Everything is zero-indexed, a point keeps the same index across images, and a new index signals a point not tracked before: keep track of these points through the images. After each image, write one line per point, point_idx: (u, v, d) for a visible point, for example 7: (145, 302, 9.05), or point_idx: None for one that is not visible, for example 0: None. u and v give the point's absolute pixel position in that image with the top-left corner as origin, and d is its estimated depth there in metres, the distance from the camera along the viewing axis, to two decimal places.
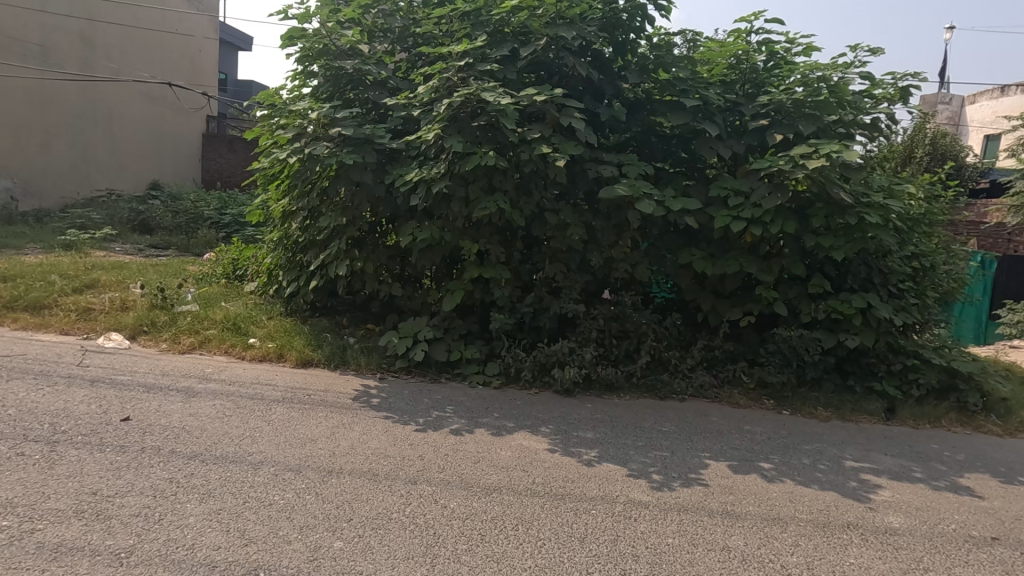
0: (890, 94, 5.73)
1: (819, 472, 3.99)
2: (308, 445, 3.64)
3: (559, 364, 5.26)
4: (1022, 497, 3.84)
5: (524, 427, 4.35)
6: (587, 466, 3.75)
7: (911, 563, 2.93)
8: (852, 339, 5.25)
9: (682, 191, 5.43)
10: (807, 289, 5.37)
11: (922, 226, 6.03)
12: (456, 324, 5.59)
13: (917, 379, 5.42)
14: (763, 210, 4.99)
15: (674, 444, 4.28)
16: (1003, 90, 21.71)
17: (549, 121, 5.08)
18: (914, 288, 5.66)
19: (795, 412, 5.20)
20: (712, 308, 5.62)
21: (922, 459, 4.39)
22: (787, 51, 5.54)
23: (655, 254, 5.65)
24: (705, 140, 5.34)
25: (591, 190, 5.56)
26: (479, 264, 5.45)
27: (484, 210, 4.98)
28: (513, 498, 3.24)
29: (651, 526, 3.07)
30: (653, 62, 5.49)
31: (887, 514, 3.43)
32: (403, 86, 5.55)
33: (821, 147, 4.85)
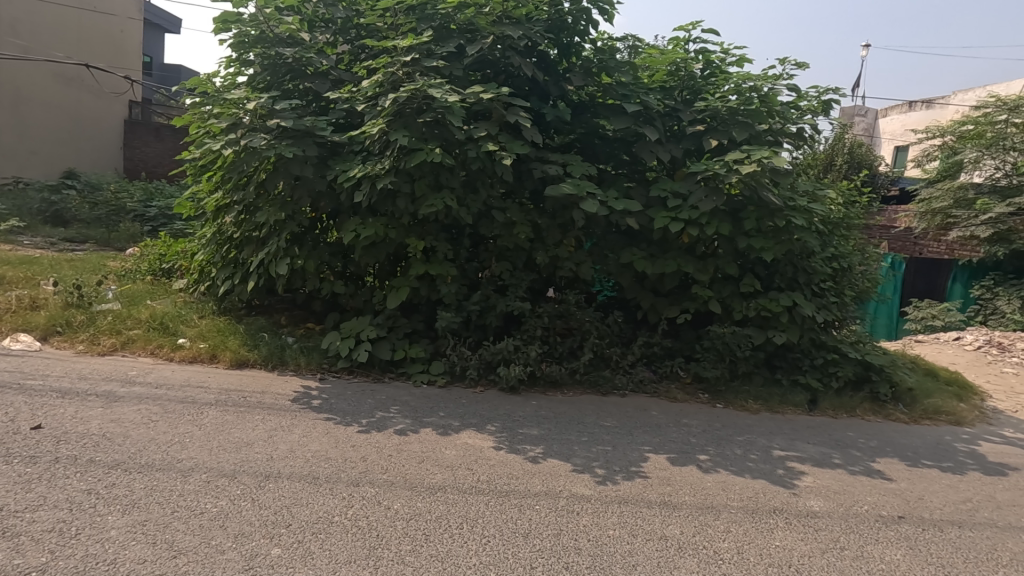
0: (814, 106, 6.11)
1: (749, 461, 4.21)
2: (243, 449, 3.49)
3: (504, 362, 5.30)
4: (925, 479, 4.20)
5: (470, 425, 4.34)
6: (532, 462, 3.81)
7: (829, 543, 3.15)
8: (780, 336, 5.58)
9: (625, 192, 5.58)
10: (739, 288, 5.64)
11: (840, 229, 6.49)
12: (400, 323, 5.52)
13: (836, 372, 5.81)
14: (700, 212, 5.20)
15: (616, 438, 4.41)
16: (911, 105, 23.61)
17: (495, 119, 5.08)
18: (834, 287, 6.07)
19: (727, 405, 5.48)
20: (652, 307, 5.83)
21: (840, 447, 4.72)
22: (722, 60, 5.77)
23: (598, 253, 5.78)
24: (646, 143, 5.50)
25: (537, 189, 5.63)
26: (424, 261, 5.40)
27: (431, 207, 4.94)
28: (458, 496, 3.23)
29: (593, 519, 3.14)
30: (597, 66, 5.60)
31: (809, 499, 3.68)
32: (345, 78, 5.42)
33: (753, 153, 5.09)
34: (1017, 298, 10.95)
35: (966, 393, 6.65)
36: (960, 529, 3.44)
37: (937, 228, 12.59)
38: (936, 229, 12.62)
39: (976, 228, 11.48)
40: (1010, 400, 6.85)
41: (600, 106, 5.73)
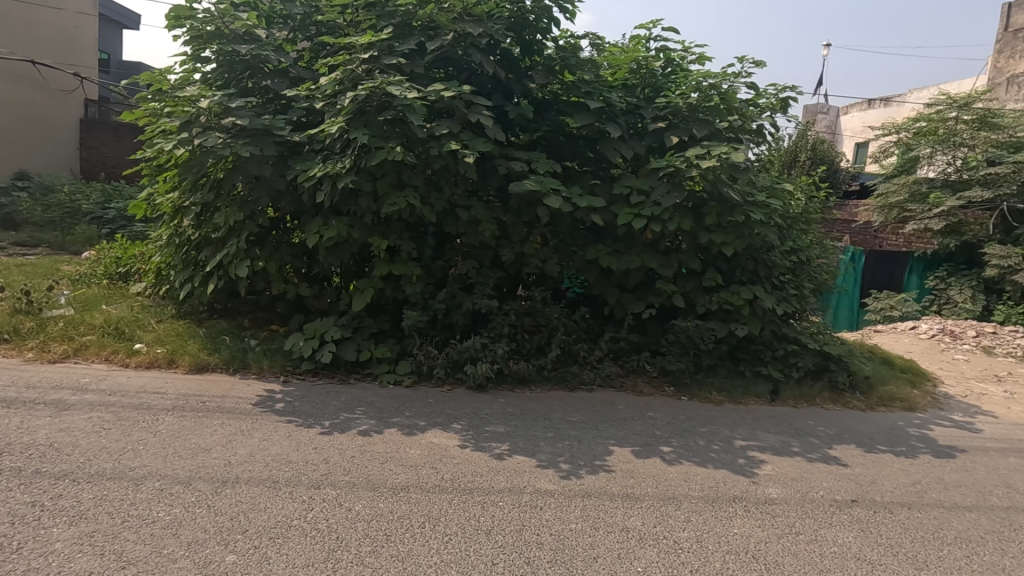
0: (773, 104, 6.26)
1: (711, 452, 4.30)
2: (200, 455, 3.41)
3: (472, 360, 5.30)
4: (878, 463, 4.35)
5: (436, 424, 4.33)
6: (497, 460, 3.81)
7: (785, 528, 3.23)
8: (741, 328, 5.70)
9: (589, 189, 5.62)
10: (702, 282, 5.75)
11: (799, 224, 6.66)
12: (366, 323, 5.47)
13: (797, 362, 5.97)
14: (662, 208, 5.26)
15: (582, 433, 4.45)
16: (870, 103, 24.37)
17: (457, 117, 5.06)
18: (793, 280, 6.23)
19: (692, 398, 5.59)
20: (618, 302, 5.89)
21: (799, 435, 4.85)
22: (683, 59, 5.90)
23: (564, 250, 5.82)
24: (609, 140, 5.57)
25: (501, 187, 5.64)
26: (389, 261, 5.36)
27: (394, 206, 4.90)
28: (421, 496, 3.22)
29: (556, 513, 3.17)
30: (559, 63, 5.63)
31: (768, 486, 3.77)
32: (305, 75, 5.33)
33: (713, 149, 5.16)
34: (968, 288, 11.38)
35: (919, 380, 6.90)
36: (909, 510, 3.58)
37: (894, 221, 13.01)
38: (894, 222, 13.04)
39: (929, 220, 11.88)
40: (961, 386, 7.14)
41: (563, 104, 5.76)
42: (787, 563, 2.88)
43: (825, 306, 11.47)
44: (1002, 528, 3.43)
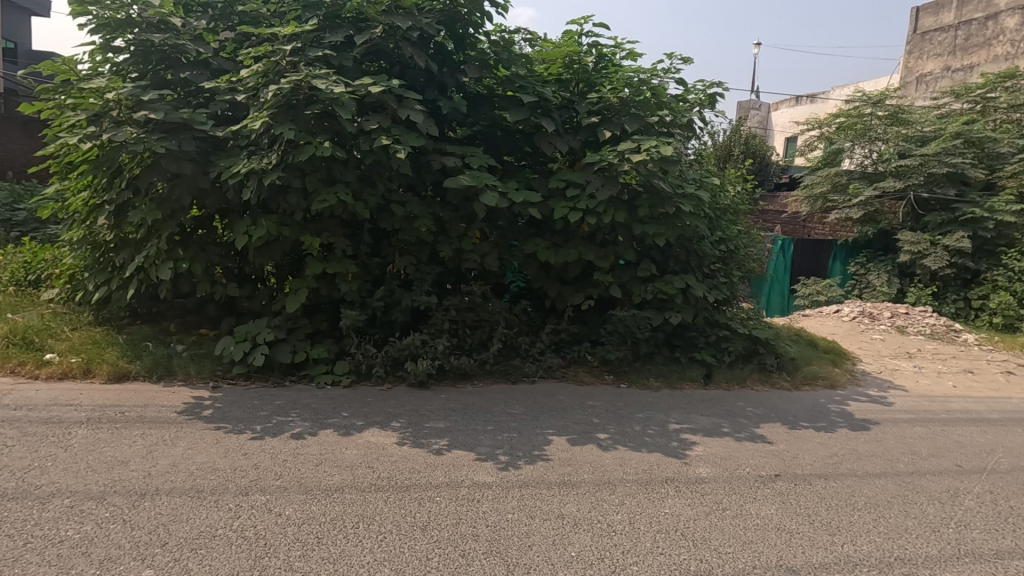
0: (701, 100, 6.48)
1: (647, 436, 4.44)
2: (116, 468, 3.22)
3: (412, 356, 5.26)
4: (801, 439, 4.62)
5: (374, 423, 4.26)
6: (436, 455, 3.80)
7: (712, 505, 3.38)
8: (675, 316, 5.90)
9: (525, 183, 5.66)
10: (637, 273, 5.91)
11: (728, 215, 6.93)
12: (301, 323, 5.32)
13: (728, 347, 6.25)
14: (597, 201, 5.36)
15: (522, 424, 4.49)
16: (797, 100, 25.65)
17: (388, 112, 4.97)
18: (723, 269, 6.51)
19: (630, 385, 5.76)
20: (558, 295, 5.98)
21: (730, 416, 5.09)
22: (614, 54, 5.99)
23: (502, 244, 5.84)
24: (544, 134, 5.60)
25: (437, 182, 5.60)
26: (323, 259, 5.23)
27: (324, 202, 4.77)
28: (356, 496, 3.16)
29: (492, 505, 3.19)
30: (492, 58, 5.62)
31: (699, 466, 3.93)
32: (227, 67, 5.11)
33: (643, 143, 5.28)
34: (885, 273, 12.23)
35: (840, 359, 7.38)
36: (826, 481, 3.82)
37: (819, 211, 13.76)
38: (819, 212, 13.80)
39: (850, 210, 12.67)
40: (876, 363, 7.68)
41: (498, 98, 5.80)
42: (713, 537, 3.00)
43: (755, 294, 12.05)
44: (907, 491, 3.71)
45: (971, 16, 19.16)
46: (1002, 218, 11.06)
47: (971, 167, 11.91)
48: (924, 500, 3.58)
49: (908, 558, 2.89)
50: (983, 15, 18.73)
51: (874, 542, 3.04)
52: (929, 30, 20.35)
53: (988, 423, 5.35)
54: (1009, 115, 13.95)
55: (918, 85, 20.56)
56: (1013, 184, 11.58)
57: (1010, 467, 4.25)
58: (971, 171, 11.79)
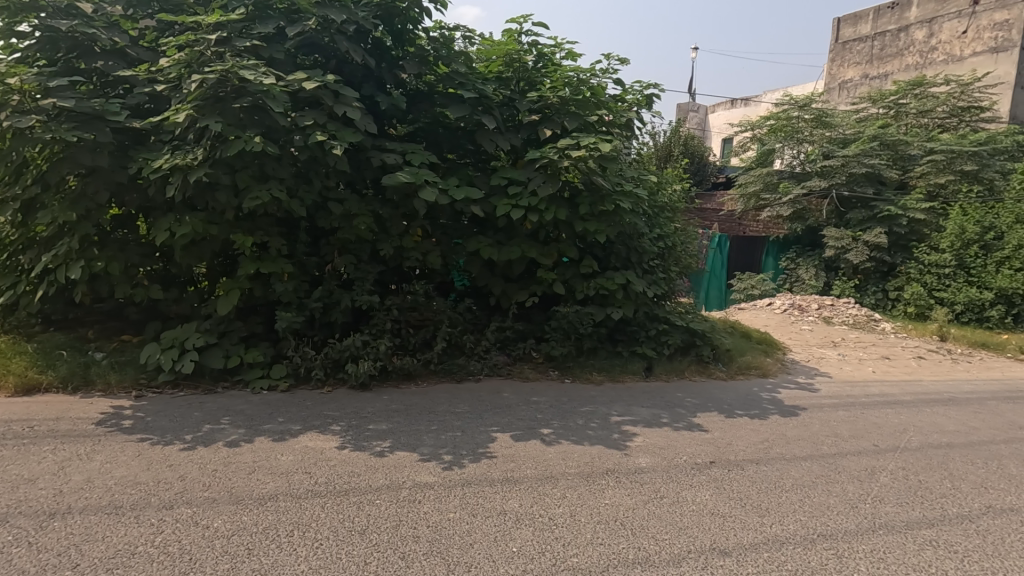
0: (639, 100, 6.64)
1: (589, 430, 4.51)
2: (22, 488, 2.97)
3: (353, 358, 5.13)
4: (734, 426, 4.82)
5: (312, 428, 4.13)
6: (377, 457, 3.72)
7: (650, 493, 3.47)
8: (617, 312, 6.02)
9: (467, 181, 5.62)
10: (579, 269, 5.98)
11: (666, 213, 7.13)
12: (234, 326, 5.09)
13: (667, 340, 6.44)
14: (539, 198, 5.39)
15: (466, 423, 4.47)
16: (732, 102, 26.77)
17: (324, 107, 4.82)
18: (661, 265, 6.70)
19: (574, 380, 5.84)
20: (503, 292, 5.99)
21: (669, 407, 5.25)
22: (554, 54, 6.05)
23: (446, 242, 5.79)
24: (485, 132, 5.58)
25: (377, 179, 5.49)
26: (257, 258, 5.02)
27: (256, 199, 4.58)
28: (291, 503, 3.05)
29: (434, 505, 3.15)
30: (432, 55, 5.58)
31: (639, 457, 4.03)
32: (146, 57, 4.83)
33: (583, 140, 5.34)
34: (812, 267, 13.01)
35: (771, 349, 7.75)
36: (757, 465, 4.00)
37: (753, 209, 14.40)
38: (753, 210, 14.47)
39: (781, 207, 13.34)
40: (804, 352, 8.14)
41: (438, 95, 5.72)
42: (651, 525, 3.08)
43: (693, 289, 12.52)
44: (830, 472, 3.94)
45: (886, 27, 20.56)
46: (914, 215, 11.88)
47: (887, 168, 12.79)
48: (844, 479, 3.81)
49: (830, 534, 3.06)
50: (895, 27, 20.18)
51: (799, 521, 3.20)
52: (849, 39, 21.71)
53: (901, 405, 5.76)
54: (918, 120, 15.07)
55: (840, 91, 21.88)
56: (923, 184, 12.52)
57: (920, 444, 4.58)
58: (886, 172, 12.65)
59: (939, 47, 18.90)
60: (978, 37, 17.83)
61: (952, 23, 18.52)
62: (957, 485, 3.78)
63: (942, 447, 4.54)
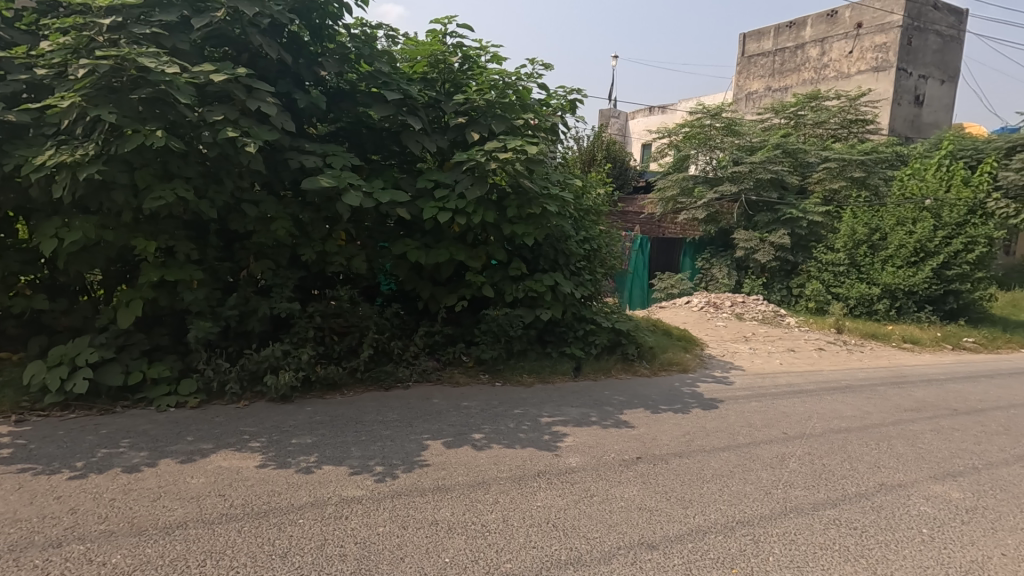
0: (563, 105, 6.76)
1: (520, 433, 4.52)
2: None
3: (272, 369, 4.85)
4: (659, 421, 5.01)
5: (227, 446, 3.86)
6: (301, 474, 3.53)
7: (581, 493, 3.53)
8: (546, 313, 6.09)
9: (393, 183, 5.48)
10: (508, 272, 6.01)
11: (592, 215, 7.30)
12: (136, 339, 4.67)
13: (595, 340, 6.60)
14: (466, 201, 5.33)
15: (395, 431, 4.34)
16: (650, 110, 27.99)
17: (235, 102, 4.52)
18: (588, 266, 6.85)
19: (505, 382, 5.85)
20: (431, 296, 5.92)
21: (597, 405, 5.36)
22: (479, 57, 6.03)
23: (371, 246, 5.62)
24: (410, 133, 5.45)
25: (296, 180, 5.23)
26: (161, 265, 4.63)
27: (158, 199, 4.20)
28: (203, 530, 2.82)
29: (362, 520, 3.03)
30: (353, 53, 5.39)
31: (569, 457, 4.09)
32: (21, 40, 4.37)
33: (509, 143, 5.34)
34: (725, 267, 13.89)
35: (690, 346, 8.16)
36: (680, 458, 4.17)
37: (671, 212, 15.21)
38: (671, 213, 15.27)
39: (696, 211, 14.20)
40: (720, 347, 8.63)
41: (360, 94, 5.51)
42: (582, 524, 3.13)
43: (618, 288, 12.93)
44: (745, 461, 4.18)
45: (785, 44, 22.26)
46: (812, 218, 12.97)
47: (788, 174, 13.84)
48: (758, 467, 4.05)
49: (747, 521, 3.23)
50: (793, 45, 21.92)
51: (719, 509, 3.37)
52: (754, 54, 23.32)
53: (805, 394, 6.22)
54: (815, 130, 16.42)
55: (747, 102, 23.45)
56: (820, 189, 13.66)
57: (822, 430, 4.97)
58: (788, 178, 13.69)
59: (830, 64, 20.72)
60: (862, 57, 19.71)
61: (840, 43, 20.36)
62: (855, 466, 4.13)
63: (841, 431, 4.95)
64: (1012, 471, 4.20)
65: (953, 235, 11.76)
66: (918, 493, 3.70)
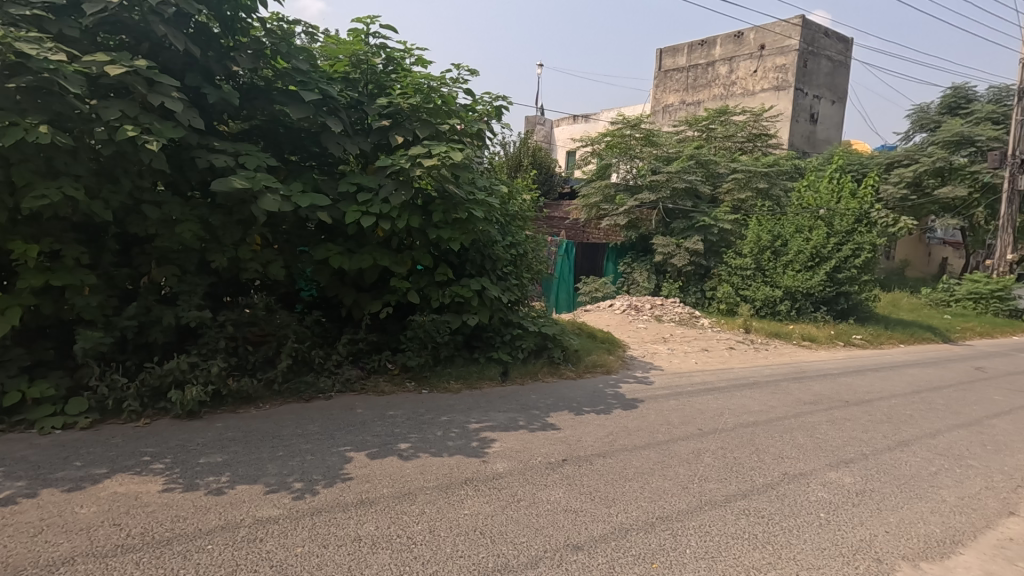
0: (488, 111, 6.79)
1: (447, 440, 4.46)
2: None
3: (177, 384, 4.50)
4: (583, 423, 5.13)
5: (125, 469, 3.53)
6: (211, 495, 3.29)
7: (508, 498, 3.53)
8: (472, 318, 6.06)
9: (312, 185, 5.25)
10: (434, 277, 5.95)
11: (518, 221, 7.37)
12: (14, 355, 4.19)
13: (521, 344, 6.67)
14: (390, 205, 5.20)
15: (316, 445, 4.15)
16: (574, 118, 28.76)
17: (134, 96, 4.16)
18: (514, 271, 6.89)
19: (431, 389, 5.76)
20: (355, 303, 5.78)
21: (524, 410, 5.41)
22: (404, 59, 5.93)
23: (289, 251, 5.37)
24: (330, 134, 5.25)
25: (205, 181, 4.90)
26: (45, 271, 4.17)
27: (41, 199, 3.78)
28: (94, 565, 2.56)
29: (279, 541, 2.87)
30: (268, 48, 5.11)
31: (496, 462, 4.09)
32: None
33: (434, 148, 5.27)
34: (645, 271, 14.53)
35: (613, 347, 8.44)
36: (603, 458, 4.29)
37: (594, 218, 15.73)
38: (595, 219, 15.78)
39: (617, 217, 14.75)
40: (641, 348, 9.00)
41: (276, 91, 5.20)
42: (509, 530, 3.13)
43: (544, 292, 13.15)
44: (664, 458, 4.36)
45: (698, 61, 23.65)
46: (723, 225, 13.85)
47: (701, 183, 14.69)
48: (676, 463, 4.24)
49: (666, 516, 3.37)
50: (705, 62, 23.34)
51: (640, 507, 3.49)
52: (669, 69, 24.56)
53: (718, 391, 6.61)
54: (724, 143, 17.54)
55: (664, 115, 24.67)
56: (730, 199, 14.60)
57: (733, 424, 5.30)
58: (701, 187, 14.52)
59: (737, 82, 22.23)
60: (765, 76, 21.31)
61: (746, 62, 21.91)
62: (762, 458, 4.43)
63: (750, 425, 5.30)
64: (894, 455, 4.67)
65: (843, 242, 12.94)
66: (816, 480, 4.02)
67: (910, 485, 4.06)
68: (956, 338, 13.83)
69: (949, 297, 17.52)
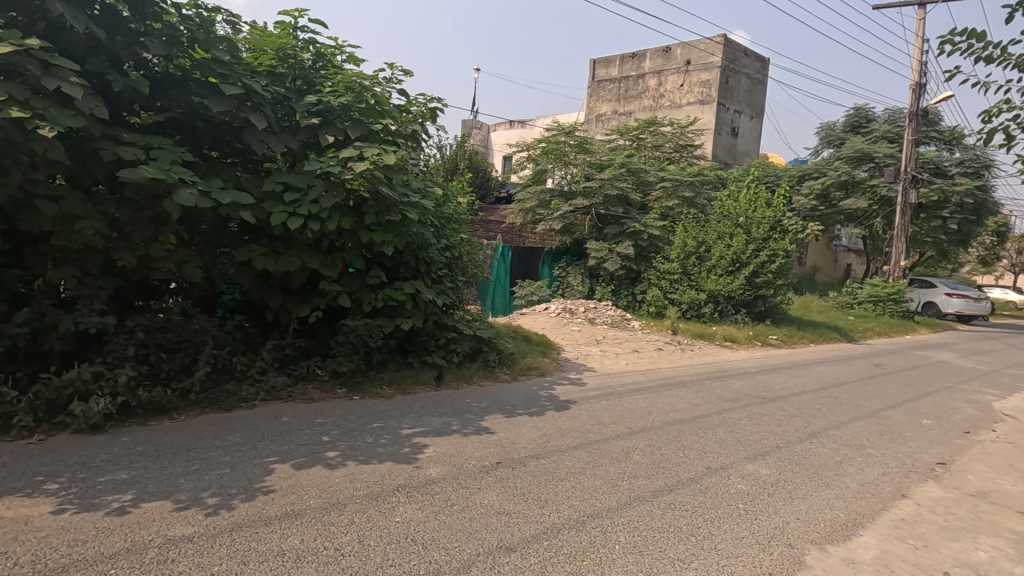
0: (423, 113, 6.71)
1: (379, 447, 4.35)
2: None
3: (78, 395, 4.13)
4: (518, 425, 5.16)
5: (13, 492, 3.19)
6: (115, 515, 3.03)
7: (441, 503, 3.48)
8: (406, 322, 5.95)
9: (234, 183, 4.98)
10: (366, 280, 5.81)
11: (454, 223, 7.32)
12: None
13: (456, 348, 6.61)
14: (319, 206, 5.02)
15: (236, 457, 3.93)
16: (510, 124, 29.02)
17: (26, 79, 3.78)
18: (449, 274, 6.81)
19: (363, 395, 5.60)
20: (282, 307, 5.54)
21: (458, 414, 5.37)
22: (334, 55, 5.76)
23: (208, 252, 5.06)
24: (254, 131, 5.01)
25: (111, 175, 4.53)
26: None
27: None
28: None
29: (193, 560, 2.69)
30: (185, 36, 4.80)
31: (429, 468, 4.03)
32: None
33: (365, 148, 5.13)
34: (579, 275, 15.01)
35: (547, 350, 8.56)
36: (537, 459, 4.33)
37: (529, 223, 15.97)
38: (530, 223, 16.00)
39: (552, 222, 15.00)
40: (574, 351, 9.17)
41: (194, 83, 4.88)
42: (441, 535, 3.09)
43: (483, 294, 13.00)
44: (595, 456, 4.47)
45: (628, 73, 24.50)
46: (651, 231, 14.40)
47: (632, 190, 15.21)
48: (607, 462, 4.36)
49: (596, 514, 3.45)
50: (635, 74, 24.26)
51: (572, 506, 3.54)
52: (602, 79, 25.30)
53: (648, 391, 6.85)
54: (654, 152, 18.27)
55: (597, 123, 25.38)
56: (658, 206, 15.24)
57: (661, 422, 5.51)
58: (632, 194, 15.04)
59: (665, 95, 23.24)
60: (691, 90, 22.40)
61: (674, 76, 22.95)
62: (687, 453, 4.63)
63: (676, 423, 5.52)
64: (805, 447, 5.02)
65: (760, 248, 13.78)
66: (736, 473, 4.25)
67: (819, 473, 4.37)
68: (859, 338, 15.06)
69: (852, 300, 19.08)
